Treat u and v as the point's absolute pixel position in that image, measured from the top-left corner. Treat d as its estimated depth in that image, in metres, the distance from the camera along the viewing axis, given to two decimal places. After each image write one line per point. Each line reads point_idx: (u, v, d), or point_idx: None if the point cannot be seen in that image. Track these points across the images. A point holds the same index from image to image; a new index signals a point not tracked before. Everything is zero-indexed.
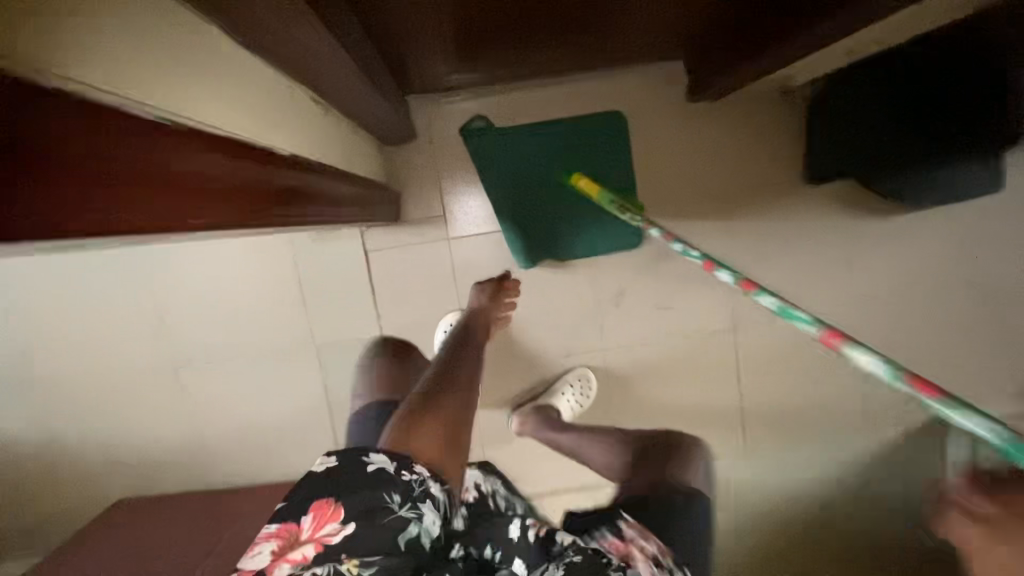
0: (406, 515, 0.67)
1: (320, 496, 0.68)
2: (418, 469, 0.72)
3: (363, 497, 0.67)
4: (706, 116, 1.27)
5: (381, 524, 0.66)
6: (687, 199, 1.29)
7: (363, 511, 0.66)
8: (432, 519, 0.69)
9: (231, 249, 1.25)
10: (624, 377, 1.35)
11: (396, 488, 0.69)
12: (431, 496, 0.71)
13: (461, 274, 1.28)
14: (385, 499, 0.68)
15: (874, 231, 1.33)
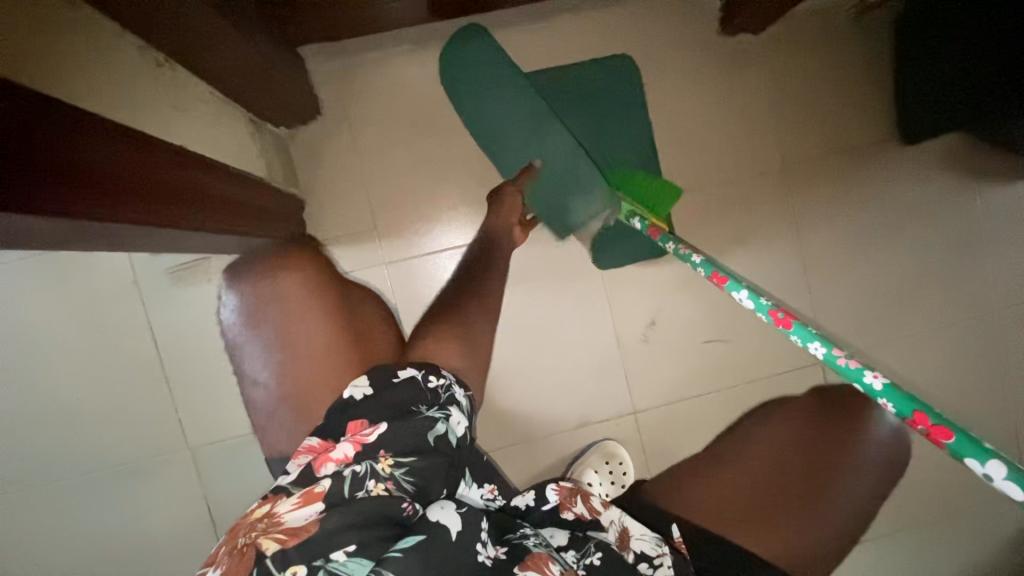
0: (433, 415, 0.51)
1: (349, 410, 0.51)
2: (441, 374, 0.57)
3: (389, 400, 0.51)
4: (749, 57, 0.88)
5: (407, 422, 0.48)
6: (735, 175, 0.88)
7: (390, 414, 0.49)
8: (459, 420, 0.53)
9: (36, 305, 0.77)
10: (672, 455, 0.88)
11: (421, 394, 0.53)
12: (456, 401, 0.55)
13: (406, 310, 0.83)
14: (413, 407, 0.51)
15: (1007, 206, 0.91)
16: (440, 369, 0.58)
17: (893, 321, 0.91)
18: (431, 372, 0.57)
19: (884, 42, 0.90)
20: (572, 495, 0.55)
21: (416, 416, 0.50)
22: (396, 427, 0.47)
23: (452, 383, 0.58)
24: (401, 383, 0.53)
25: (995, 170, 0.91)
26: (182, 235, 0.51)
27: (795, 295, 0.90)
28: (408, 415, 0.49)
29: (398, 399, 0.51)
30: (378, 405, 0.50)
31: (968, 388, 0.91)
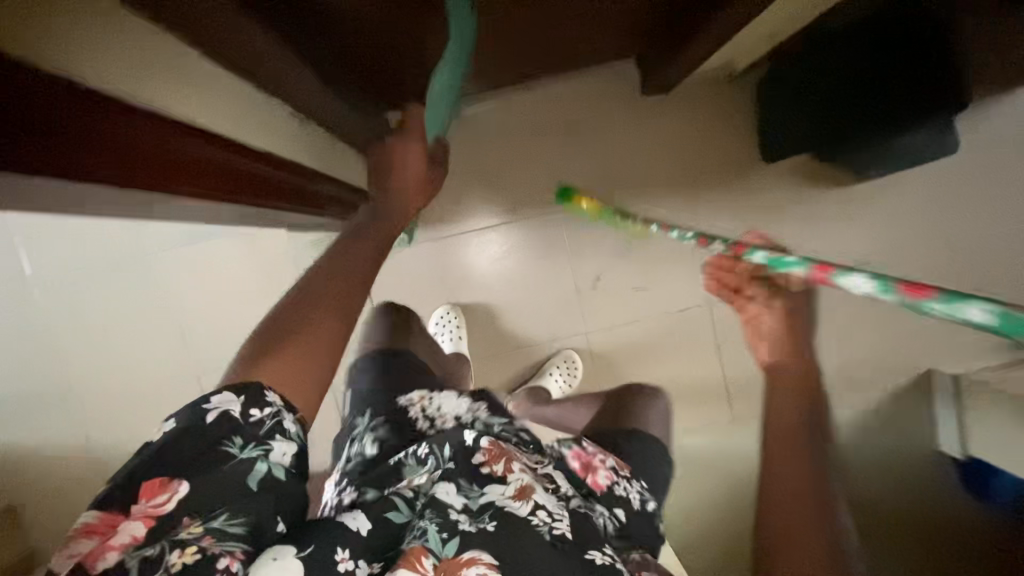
0: (251, 455, 0.56)
1: (145, 466, 0.52)
2: (269, 401, 0.59)
3: (191, 450, 0.54)
4: (657, 108, 1.40)
5: (214, 471, 0.54)
6: (651, 184, 1.41)
7: (197, 479, 0.53)
8: (285, 449, 0.58)
9: (238, 268, 1.36)
10: (609, 356, 1.44)
11: (236, 426, 0.56)
12: (283, 430, 0.58)
13: (436, 275, 1.43)
14: (226, 445, 0.55)
15: (830, 202, 1.42)
16: (269, 394, 0.59)
17: None
18: (253, 403, 0.57)
19: (747, 96, 1.40)
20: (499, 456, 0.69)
21: (232, 458, 0.55)
22: (202, 480, 0.53)
23: (281, 411, 0.59)
24: (209, 419, 0.55)
25: (821, 178, 1.42)
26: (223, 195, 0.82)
27: (691, 261, 1.42)
28: (219, 454, 0.55)
29: (210, 434, 0.55)
30: (179, 451, 0.54)
31: None
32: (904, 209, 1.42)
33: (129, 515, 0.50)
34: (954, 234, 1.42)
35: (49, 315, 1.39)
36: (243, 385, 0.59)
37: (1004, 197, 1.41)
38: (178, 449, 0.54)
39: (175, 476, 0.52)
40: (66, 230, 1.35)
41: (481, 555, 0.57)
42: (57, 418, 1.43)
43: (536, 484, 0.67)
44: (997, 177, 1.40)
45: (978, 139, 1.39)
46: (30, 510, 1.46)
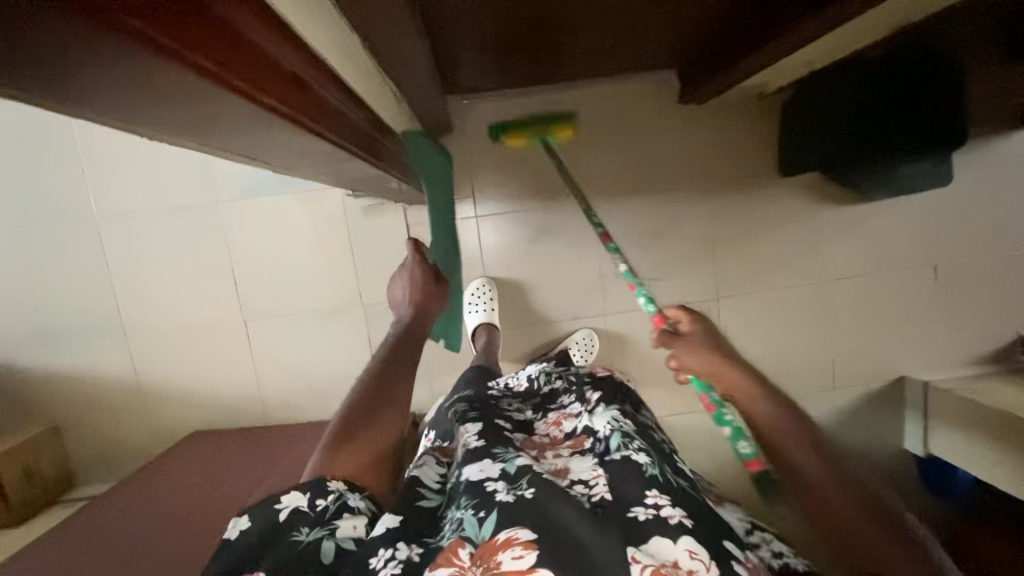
0: (318, 536, 0.75)
1: (235, 562, 0.72)
2: (331, 489, 0.80)
3: (277, 541, 0.75)
4: (691, 115, 1.52)
5: (290, 550, 0.74)
6: (678, 184, 1.55)
7: (268, 566, 0.71)
8: (350, 524, 0.78)
9: (294, 222, 1.46)
10: (623, 337, 1.58)
11: (306, 515, 0.77)
12: (348, 508, 0.80)
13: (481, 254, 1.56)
14: (297, 533, 0.75)
15: (835, 216, 1.58)
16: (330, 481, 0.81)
17: (765, 279, 1.59)
18: (318, 494, 0.80)
19: (772, 114, 1.54)
20: (538, 444, 1.03)
21: (301, 542, 0.75)
22: (275, 562, 0.72)
23: (341, 493, 0.81)
24: (284, 518, 0.77)
25: (829, 195, 1.57)
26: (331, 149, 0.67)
27: (705, 257, 1.57)
28: (293, 542, 0.74)
29: (286, 527, 0.76)
30: (267, 538, 0.75)
31: (797, 320, 1.60)
32: (899, 230, 1.58)
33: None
34: (937, 258, 1.60)
35: (108, 250, 1.47)
36: (310, 483, 0.81)
37: (984, 227, 1.58)
38: (258, 543, 0.75)
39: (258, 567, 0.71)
40: (139, 165, 1.44)
41: (515, 535, 0.72)
42: (105, 350, 1.51)
43: (566, 461, 0.95)
44: (981, 208, 1.58)
45: (969, 173, 1.56)
46: (74, 428, 1.56)
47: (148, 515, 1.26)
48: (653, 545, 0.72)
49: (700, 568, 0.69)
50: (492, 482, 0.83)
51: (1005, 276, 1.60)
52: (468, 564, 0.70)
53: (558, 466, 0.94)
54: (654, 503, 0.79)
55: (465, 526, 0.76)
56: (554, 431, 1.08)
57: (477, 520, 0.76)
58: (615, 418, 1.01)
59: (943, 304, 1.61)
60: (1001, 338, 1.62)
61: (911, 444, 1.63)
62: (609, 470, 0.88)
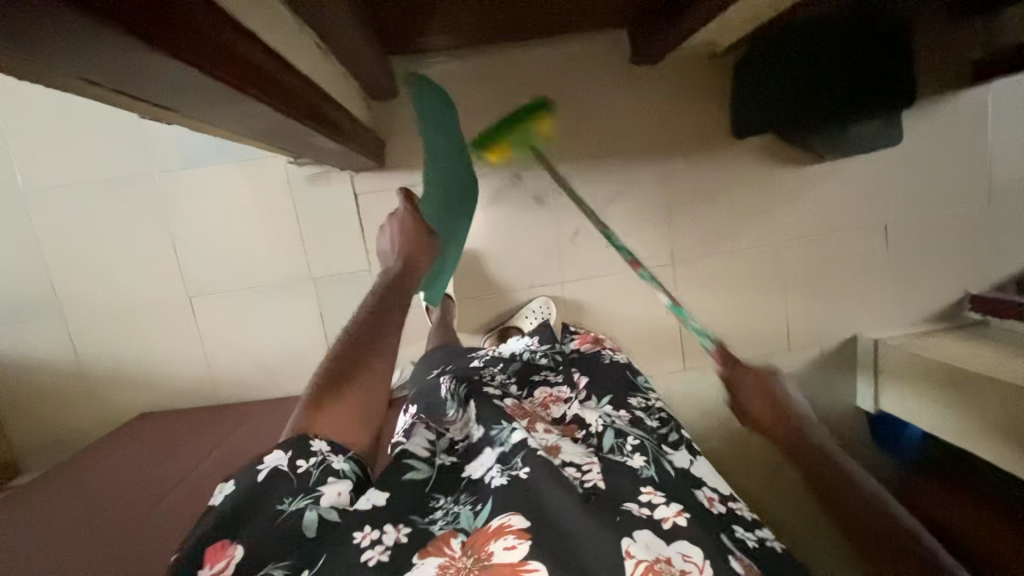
0: (299, 504, 0.72)
1: (212, 533, 0.68)
2: (312, 451, 0.77)
3: (254, 504, 0.71)
4: (644, 76, 1.50)
5: (266, 520, 0.70)
6: (632, 147, 1.53)
7: (249, 540, 0.68)
8: (333, 492, 0.74)
9: (237, 192, 1.41)
10: (580, 305, 1.57)
11: (288, 480, 0.74)
12: (332, 472, 0.76)
13: None
14: (277, 504, 0.71)
15: (788, 178, 1.58)
16: (313, 441, 0.78)
17: (720, 241, 1.59)
18: (299, 454, 0.76)
19: (726, 74, 1.52)
20: (528, 414, 1.00)
21: (282, 512, 0.71)
22: (251, 535, 0.68)
23: (325, 455, 0.77)
24: (262, 481, 0.73)
25: (783, 155, 1.57)
26: (211, 80, 0.63)
27: (661, 222, 1.57)
28: (272, 512, 0.70)
29: (266, 491, 0.72)
30: (246, 503, 0.71)
31: (752, 283, 1.62)
32: (850, 190, 1.60)
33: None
34: (889, 217, 1.62)
35: (39, 223, 1.40)
36: (292, 443, 0.77)
37: (933, 185, 1.61)
38: (240, 509, 0.71)
39: (237, 539, 0.68)
40: (69, 136, 1.36)
41: (507, 524, 0.70)
42: (41, 329, 1.45)
43: (557, 440, 0.93)
44: (930, 165, 1.60)
45: (919, 132, 1.57)
46: (16, 416, 1.50)
47: (91, 495, 1.22)
48: (641, 536, 0.73)
49: (691, 570, 0.69)
50: (489, 470, 0.80)
51: (954, 234, 1.63)
52: (458, 554, 0.68)
53: (549, 442, 0.92)
54: (648, 503, 0.80)
55: (459, 519, 0.74)
56: (541, 411, 1.07)
57: (472, 514, 0.74)
58: (605, 416, 1.03)
59: (894, 262, 1.64)
60: (949, 295, 1.65)
61: (862, 402, 1.65)
62: (602, 463, 0.89)
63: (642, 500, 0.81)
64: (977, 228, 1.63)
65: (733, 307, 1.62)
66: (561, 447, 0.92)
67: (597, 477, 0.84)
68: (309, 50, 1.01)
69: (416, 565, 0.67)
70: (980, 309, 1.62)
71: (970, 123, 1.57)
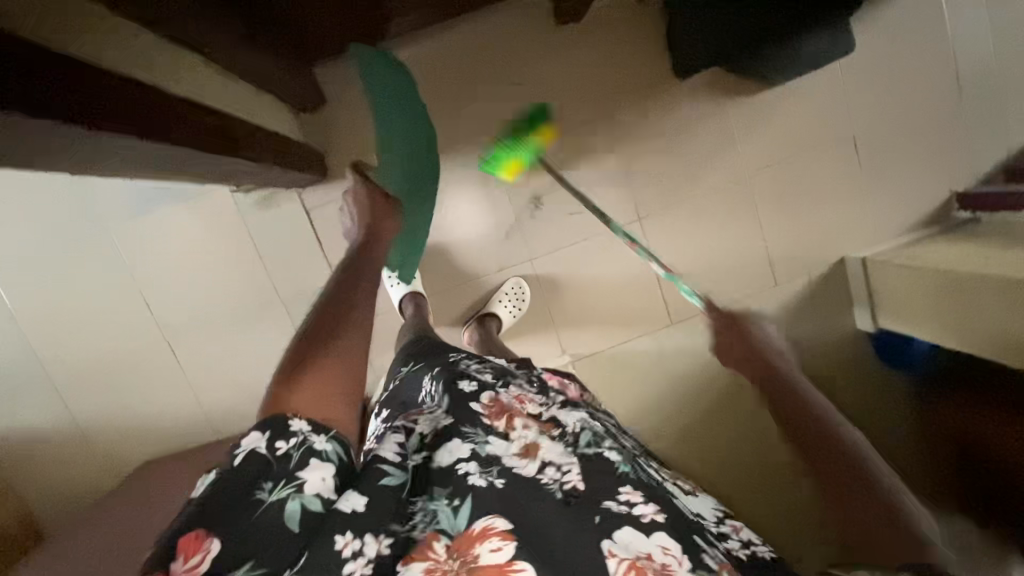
0: (280, 494, 0.65)
1: (186, 520, 0.60)
2: (293, 431, 0.69)
3: (232, 491, 0.63)
4: (574, 35, 1.45)
5: (245, 514, 0.62)
6: (576, 109, 1.49)
7: (228, 533, 0.61)
8: (315, 480, 0.67)
9: (191, 228, 1.41)
10: (553, 279, 1.55)
11: (268, 467, 0.66)
12: (315, 453, 0.69)
13: None
14: (256, 492, 0.64)
15: (743, 109, 1.52)
16: (291, 421, 0.70)
17: (684, 189, 1.54)
18: (278, 436, 0.68)
19: (658, 15, 1.47)
20: (504, 410, 0.86)
21: (263, 503, 0.64)
22: (231, 527, 0.61)
23: (306, 436, 0.70)
24: (240, 467, 0.65)
25: (733, 87, 1.51)
26: (107, 141, 0.63)
27: (621, 179, 1.53)
28: (252, 503, 0.63)
29: (241, 484, 0.64)
30: (223, 492, 0.63)
31: (726, 223, 1.57)
32: (811, 109, 1.53)
33: (168, 573, 0.57)
34: (857, 129, 1.54)
35: (8, 294, 1.42)
36: (267, 423, 0.70)
37: (899, 87, 1.53)
38: (216, 497, 0.62)
39: (210, 529, 0.60)
40: (17, 204, 1.38)
41: (492, 525, 0.67)
42: (33, 396, 1.47)
43: (536, 437, 0.82)
44: (891, 68, 1.52)
45: (871, 35, 1.50)
46: (27, 484, 1.53)
47: (102, 549, 1.24)
48: (624, 537, 0.69)
49: (673, 563, 0.67)
50: (463, 463, 0.75)
51: (929, 134, 1.56)
52: (444, 557, 0.65)
53: (526, 442, 0.81)
54: (628, 500, 0.73)
55: (439, 519, 0.69)
56: (518, 396, 0.93)
57: (451, 509, 0.70)
58: (584, 419, 0.94)
59: (871, 175, 1.57)
60: (936, 198, 1.58)
61: (861, 322, 1.61)
62: (581, 462, 0.80)
63: (624, 495, 0.74)
64: (952, 125, 1.55)
65: (711, 251, 1.57)
66: (542, 444, 0.81)
67: (576, 478, 0.76)
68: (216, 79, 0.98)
69: (400, 573, 0.64)
70: (969, 206, 1.55)
71: (924, 15, 1.49)
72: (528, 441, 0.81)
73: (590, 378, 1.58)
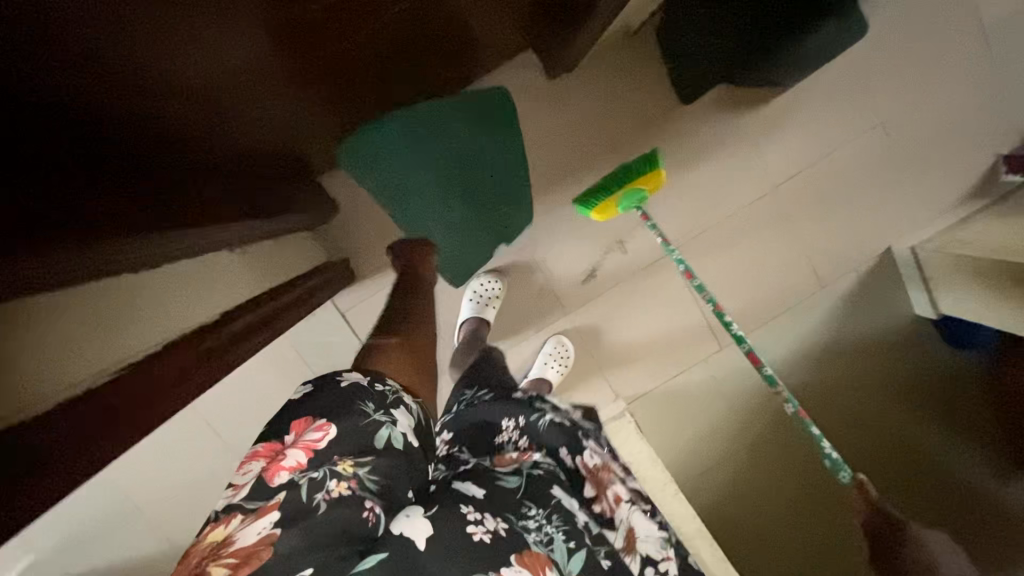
0: (380, 419, 0.71)
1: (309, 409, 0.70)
2: (386, 381, 0.79)
3: (338, 402, 0.71)
4: (570, 85, 1.42)
5: (353, 426, 0.69)
6: (586, 158, 1.44)
7: (342, 429, 0.68)
8: (401, 422, 0.74)
9: None
10: (595, 329, 1.53)
11: (368, 396, 0.74)
12: (404, 404, 0.77)
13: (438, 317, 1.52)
14: (361, 406, 0.71)
15: (758, 120, 1.45)
16: (385, 378, 0.80)
17: (710, 214, 1.49)
18: (377, 381, 0.78)
19: (653, 45, 1.41)
20: (599, 482, 1.00)
21: (365, 416, 0.70)
22: (346, 441, 0.67)
23: (398, 393, 0.78)
24: (346, 388, 0.73)
25: (744, 101, 1.44)
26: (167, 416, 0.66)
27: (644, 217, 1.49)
28: (358, 413, 0.70)
29: (349, 398, 0.72)
30: (331, 407, 0.70)
31: (760, 238, 1.51)
32: (831, 104, 1.45)
33: (294, 441, 0.66)
34: (884, 114, 1.45)
35: None
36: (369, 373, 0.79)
37: (922, 59, 1.43)
38: (332, 411, 0.70)
39: (327, 419, 0.69)
40: None
41: None
42: (125, 535, 1.55)
43: (632, 517, 1.01)
44: (909, 42, 1.42)
45: (881, 15, 1.41)
46: None
47: None
48: None
49: None
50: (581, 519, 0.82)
51: (963, 101, 1.45)
52: None
53: (626, 526, 0.98)
54: None
55: (553, 546, 0.71)
56: (603, 464, 1.05)
57: (567, 547, 0.73)
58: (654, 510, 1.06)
59: (907, 157, 1.48)
60: (981, 165, 1.48)
61: (921, 310, 1.51)
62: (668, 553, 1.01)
63: None
64: (986, 89, 1.44)
65: (749, 269, 1.53)
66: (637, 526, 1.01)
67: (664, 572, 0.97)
68: (222, 261, 0.95)
69: (513, 564, 0.61)
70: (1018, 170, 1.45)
71: None
72: (630, 530, 0.98)
73: (649, 419, 1.57)
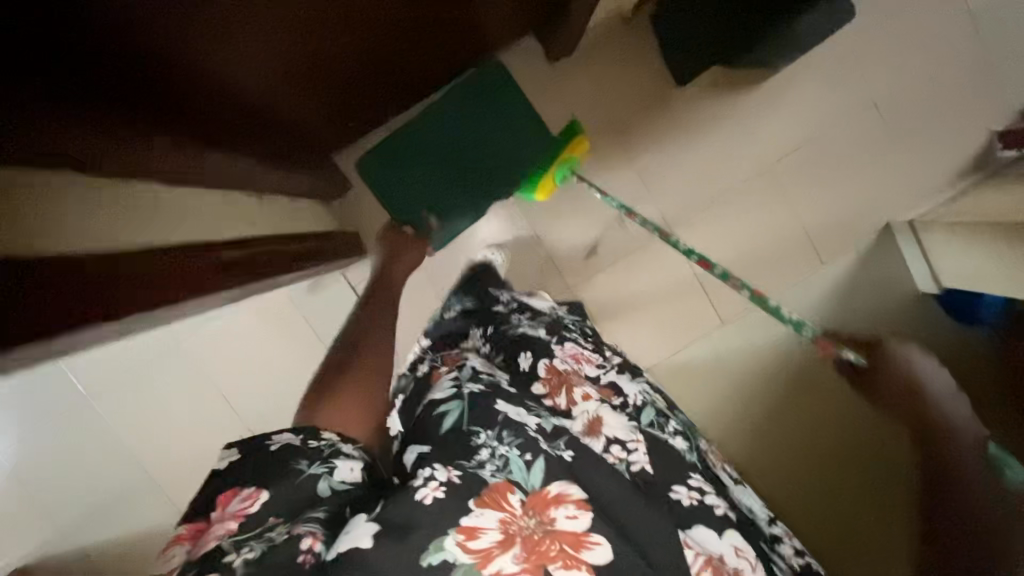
0: (316, 470, 0.69)
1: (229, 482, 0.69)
2: (327, 438, 0.77)
3: (272, 463, 0.70)
4: (569, 69, 1.50)
5: (286, 483, 0.68)
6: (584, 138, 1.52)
7: (275, 488, 0.67)
8: (342, 466, 0.71)
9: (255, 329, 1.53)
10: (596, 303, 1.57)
11: (303, 451, 0.72)
12: (342, 452, 0.74)
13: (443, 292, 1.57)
14: (295, 464, 0.70)
15: (751, 100, 1.51)
16: (321, 434, 0.77)
17: (708, 191, 1.54)
18: (311, 437, 0.76)
19: (648, 31, 1.49)
20: (556, 380, 0.92)
21: (301, 472, 0.69)
22: (278, 495, 0.67)
23: (335, 443, 0.76)
24: (275, 450, 0.72)
25: (737, 83, 1.50)
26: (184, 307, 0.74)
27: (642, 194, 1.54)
28: (291, 470, 0.69)
29: (279, 460, 0.70)
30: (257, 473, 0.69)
31: (757, 214, 1.55)
32: (822, 85, 1.50)
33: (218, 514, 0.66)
34: (875, 93, 1.50)
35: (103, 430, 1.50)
36: (304, 430, 0.77)
37: (908, 41, 1.48)
38: (265, 471, 0.69)
39: (258, 485, 0.68)
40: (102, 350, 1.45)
41: (567, 491, 0.63)
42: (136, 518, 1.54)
43: (597, 409, 0.86)
44: (896, 24, 1.48)
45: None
46: None
47: None
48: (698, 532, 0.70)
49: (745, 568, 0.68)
50: (533, 429, 0.72)
51: (951, 80, 1.49)
52: (520, 512, 0.60)
53: (590, 416, 0.85)
54: (697, 488, 0.78)
55: (512, 470, 0.65)
56: (573, 361, 0.99)
57: (524, 463, 0.65)
58: (643, 391, 1.00)
59: (899, 134, 1.52)
60: (973, 142, 1.50)
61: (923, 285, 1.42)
62: (646, 439, 0.85)
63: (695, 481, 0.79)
64: (974, 67, 1.48)
65: (747, 245, 1.56)
66: (603, 410, 0.86)
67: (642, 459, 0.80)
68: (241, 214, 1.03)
69: (472, 514, 0.58)
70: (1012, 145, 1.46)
71: None
72: (592, 412, 0.86)
73: None
